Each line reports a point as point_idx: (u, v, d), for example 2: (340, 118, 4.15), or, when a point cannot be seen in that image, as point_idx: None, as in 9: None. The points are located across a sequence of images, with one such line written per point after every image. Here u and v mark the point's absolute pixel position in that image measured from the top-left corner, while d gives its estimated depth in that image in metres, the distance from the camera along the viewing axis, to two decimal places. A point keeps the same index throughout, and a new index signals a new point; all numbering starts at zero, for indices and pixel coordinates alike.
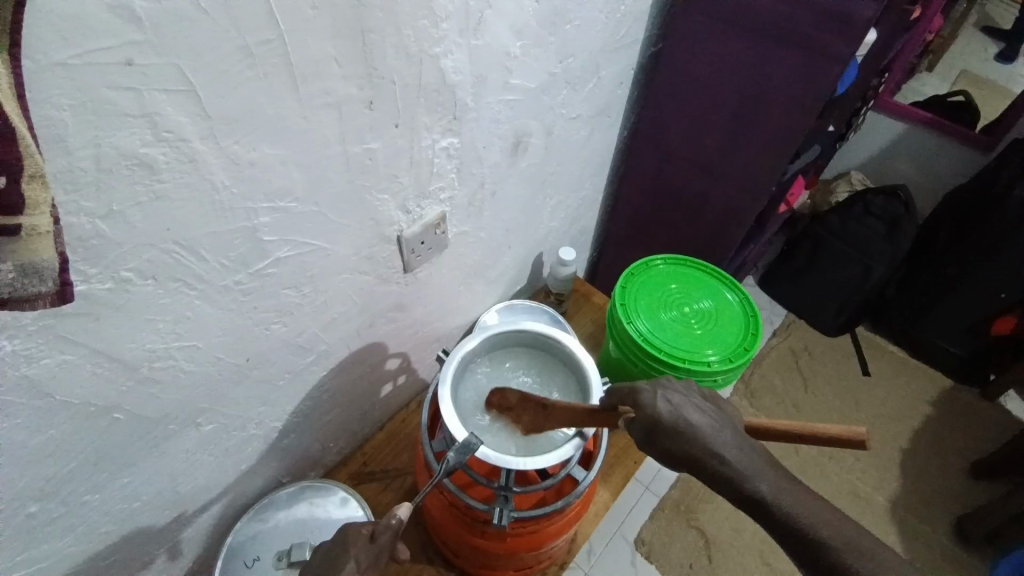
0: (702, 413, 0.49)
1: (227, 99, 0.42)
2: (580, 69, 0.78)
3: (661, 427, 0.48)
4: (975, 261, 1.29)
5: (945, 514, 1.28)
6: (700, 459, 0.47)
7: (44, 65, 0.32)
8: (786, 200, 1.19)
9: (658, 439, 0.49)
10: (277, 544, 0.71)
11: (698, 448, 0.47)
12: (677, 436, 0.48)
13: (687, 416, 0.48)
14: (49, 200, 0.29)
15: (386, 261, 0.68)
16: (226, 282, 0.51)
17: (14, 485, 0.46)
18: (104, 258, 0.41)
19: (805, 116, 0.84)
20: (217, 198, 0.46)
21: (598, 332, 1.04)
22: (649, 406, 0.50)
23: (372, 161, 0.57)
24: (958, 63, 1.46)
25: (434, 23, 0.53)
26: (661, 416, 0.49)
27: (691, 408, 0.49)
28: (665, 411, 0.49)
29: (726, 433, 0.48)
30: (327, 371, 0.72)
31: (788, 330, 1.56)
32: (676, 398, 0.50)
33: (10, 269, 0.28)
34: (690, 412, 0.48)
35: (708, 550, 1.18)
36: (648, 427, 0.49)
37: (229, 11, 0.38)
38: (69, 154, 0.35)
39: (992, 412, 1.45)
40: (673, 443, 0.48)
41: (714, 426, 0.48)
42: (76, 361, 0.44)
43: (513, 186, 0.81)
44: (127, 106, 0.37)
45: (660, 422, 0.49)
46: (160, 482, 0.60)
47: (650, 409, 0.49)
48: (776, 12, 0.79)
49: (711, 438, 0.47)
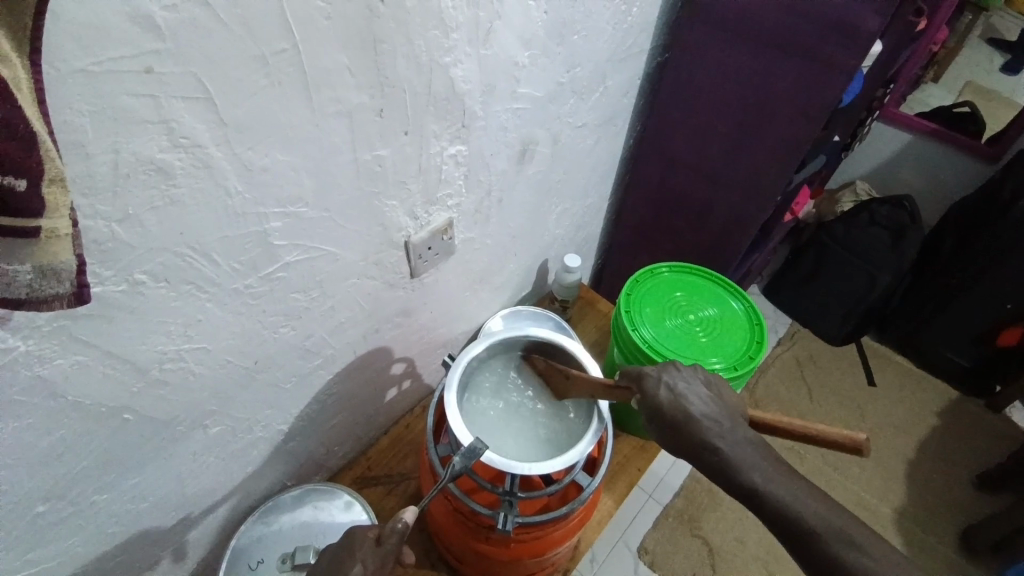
0: (702, 401, 0.52)
1: (242, 107, 0.42)
2: (587, 78, 0.79)
3: (662, 413, 0.53)
4: (981, 272, 1.29)
5: (951, 526, 1.27)
6: (694, 446, 0.51)
7: (66, 72, 0.32)
8: (790, 209, 1.19)
9: (660, 424, 0.53)
10: (282, 548, 0.71)
11: (694, 435, 0.51)
12: (677, 424, 0.52)
13: (687, 405, 0.52)
14: (68, 204, 0.29)
15: (394, 266, 0.69)
16: (237, 285, 0.52)
17: (24, 484, 0.46)
18: (118, 261, 0.42)
19: (811, 127, 0.85)
20: (230, 203, 0.46)
21: (602, 339, 1.04)
22: (652, 394, 0.54)
23: (381, 168, 0.57)
24: (965, 75, 1.43)
25: (443, 33, 0.53)
26: (662, 402, 0.53)
27: (691, 397, 0.53)
28: (665, 398, 0.53)
29: (723, 421, 0.51)
30: (334, 374, 0.72)
31: (792, 339, 1.56)
32: (678, 386, 0.54)
33: (29, 270, 0.29)
34: (689, 400, 0.52)
35: (711, 559, 1.17)
36: (651, 414, 0.53)
37: (246, 21, 0.39)
38: (88, 159, 0.36)
39: (998, 423, 1.44)
40: (673, 427, 0.52)
41: (712, 414, 0.51)
42: (89, 362, 0.45)
43: (520, 194, 0.82)
44: (146, 113, 0.37)
45: (661, 410, 0.53)
46: (167, 484, 0.60)
47: (652, 396, 0.53)
48: (782, 23, 0.79)
49: (705, 427, 0.51)
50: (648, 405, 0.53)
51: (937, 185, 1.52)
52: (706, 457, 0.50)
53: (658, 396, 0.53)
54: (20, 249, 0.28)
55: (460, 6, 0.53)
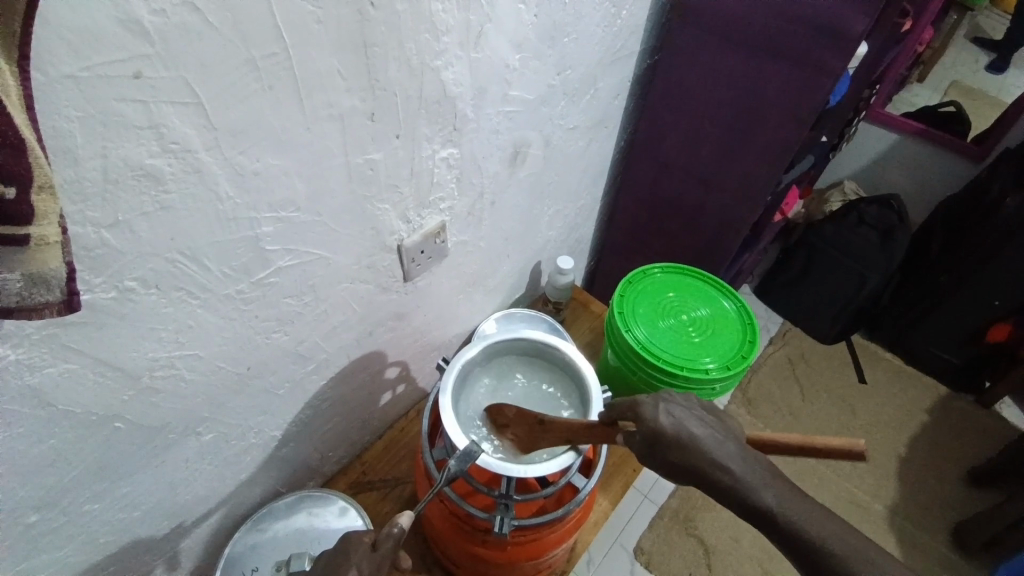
0: (704, 425, 0.51)
1: (232, 111, 0.42)
2: (578, 81, 0.79)
3: (663, 441, 0.50)
4: (967, 272, 1.31)
5: (943, 522, 1.28)
6: (699, 467, 0.48)
7: (53, 77, 0.32)
8: (780, 209, 1.21)
9: (660, 452, 0.50)
10: (276, 555, 0.71)
11: (698, 459, 0.49)
12: (678, 445, 0.50)
13: (688, 428, 0.50)
14: (58, 211, 0.29)
15: (387, 270, 0.68)
16: (229, 290, 0.52)
17: (14, 495, 0.46)
18: (108, 267, 0.41)
19: (800, 128, 0.85)
20: (222, 208, 0.46)
21: (596, 340, 1.05)
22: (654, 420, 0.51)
23: (373, 171, 0.57)
24: (950, 75, 1.48)
25: (436, 37, 0.54)
26: (663, 429, 0.50)
27: (693, 421, 0.50)
28: (667, 424, 0.50)
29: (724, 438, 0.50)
30: (327, 380, 0.72)
31: (784, 338, 1.57)
32: (677, 410, 0.51)
33: (19, 278, 0.28)
34: (691, 424, 0.50)
35: (707, 558, 1.17)
36: (652, 440, 0.51)
37: (236, 24, 0.39)
38: (77, 165, 0.36)
39: (988, 419, 1.46)
40: (676, 453, 0.49)
41: (716, 436, 0.50)
42: (79, 370, 0.44)
43: (512, 196, 0.82)
44: (135, 118, 0.37)
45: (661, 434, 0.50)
46: (159, 492, 0.60)
47: (652, 422, 0.51)
48: (770, 25, 0.80)
49: (709, 451, 0.49)
50: (652, 423, 0.51)
51: (925, 184, 1.53)
52: (710, 473, 0.48)
53: (656, 423, 0.51)
54: (9, 256, 0.27)
55: (451, 10, 0.53)
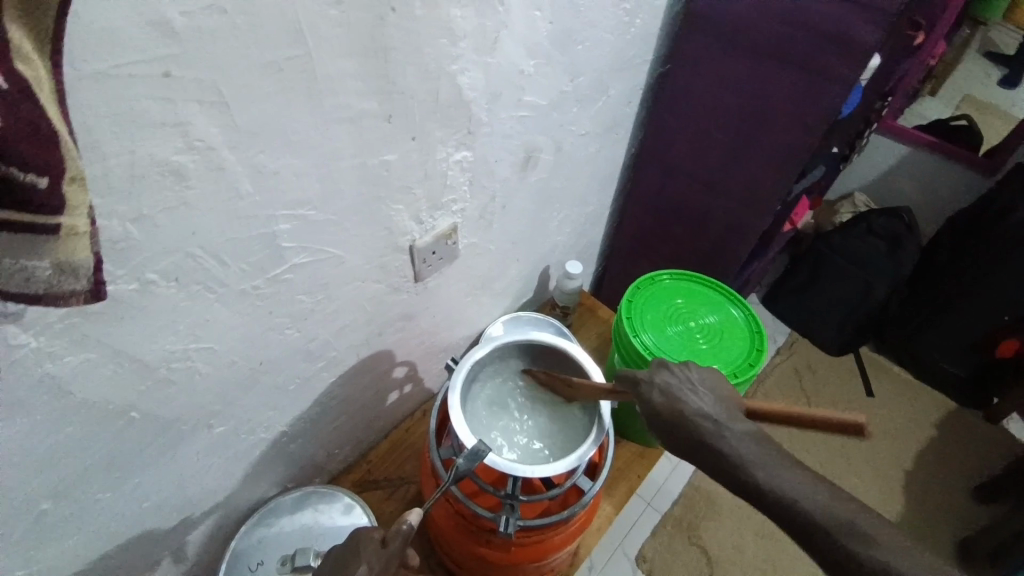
0: (700, 401, 0.55)
1: (255, 111, 0.43)
2: (590, 88, 0.80)
3: (658, 416, 0.55)
4: (976, 284, 1.30)
5: (949, 537, 1.27)
6: (692, 441, 0.53)
7: (84, 74, 0.33)
8: (789, 219, 1.21)
9: (658, 426, 0.55)
10: (281, 550, 0.71)
11: (690, 434, 0.53)
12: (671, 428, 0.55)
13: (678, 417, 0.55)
14: (87, 203, 0.30)
15: (398, 270, 0.69)
16: (244, 286, 0.52)
17: (29, 482, 0.47)
18: (130, 261, 0.42)
19: (811, 138, 0.86)
20: (241, 206, 0.47)
21: (603, 345, 1.05)
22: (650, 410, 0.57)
23: (388, 172, 0.58)
24: (964, 87, 1.51)
25: (452, 42, 0.54)
26: (658, 406, 0.55)
27: (688, 397, 0.55)
28: (660, 401, 0.55)
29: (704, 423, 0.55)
30: (336, 378, 0.73)
31: (791, 348, 1.57)
32: (673, 388, 0.56)
33: (48, 266, 0.29)
34: (685, 401, 0.55)
35: (709, 568, 1.17)
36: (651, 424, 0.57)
37: (262, 26, 0.40)
38: (104, 159, 0.37)
39: (996, 435, 1.45)
40: (670, 428, 0.55)
41: (709, 412, 0.54)
42: (98, 360, 0.45)
43: (523, 200, 0.83)
44: (162, 115, 0.38)
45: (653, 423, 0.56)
46: (169, 484, 0.60)
47: (648, 400, 0.56)
48: (782, 36, 0.80)
49: (701, 427, 0.53)
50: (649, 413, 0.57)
51: (936, 197, 1.53)
52: (701, 447, 0.53)
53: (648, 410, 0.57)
54: (38, 244, 0.28)
55: (468, 16, 0.54)
